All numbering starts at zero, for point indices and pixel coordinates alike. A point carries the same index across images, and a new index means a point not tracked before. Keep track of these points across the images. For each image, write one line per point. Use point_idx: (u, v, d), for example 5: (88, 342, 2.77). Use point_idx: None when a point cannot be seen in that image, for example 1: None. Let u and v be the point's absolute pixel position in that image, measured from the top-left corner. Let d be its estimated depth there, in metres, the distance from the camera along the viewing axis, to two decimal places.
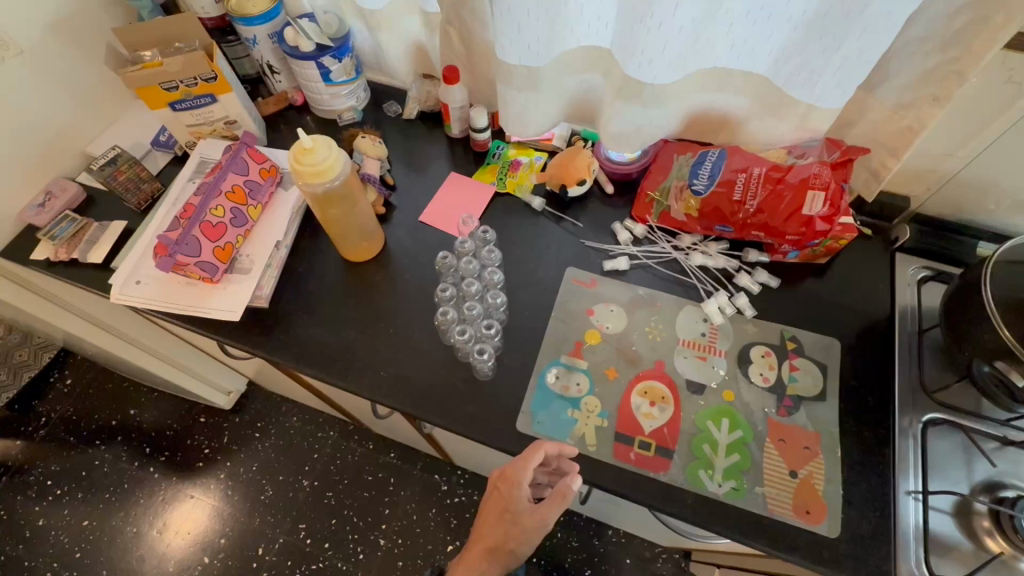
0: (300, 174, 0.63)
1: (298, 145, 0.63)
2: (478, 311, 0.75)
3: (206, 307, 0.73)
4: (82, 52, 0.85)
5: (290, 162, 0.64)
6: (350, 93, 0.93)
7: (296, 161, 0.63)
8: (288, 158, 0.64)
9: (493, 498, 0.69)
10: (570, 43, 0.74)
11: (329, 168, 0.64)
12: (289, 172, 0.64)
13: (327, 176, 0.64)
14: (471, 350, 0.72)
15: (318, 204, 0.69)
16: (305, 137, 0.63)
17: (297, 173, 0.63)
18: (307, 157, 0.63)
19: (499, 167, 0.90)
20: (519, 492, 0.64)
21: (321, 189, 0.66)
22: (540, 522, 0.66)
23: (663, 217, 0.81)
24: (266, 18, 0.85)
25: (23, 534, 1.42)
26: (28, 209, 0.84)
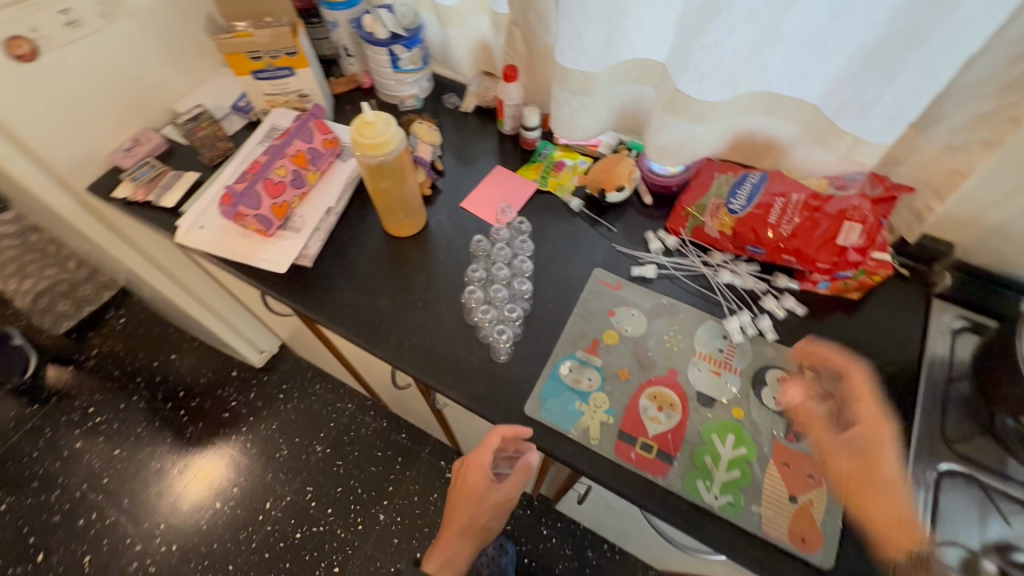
0: (358, 145, 0.68)
1: (361, 118, 0.68)
2: (503, 296, 0.78)
3: (255, 257, 0.78)
4: (184, 19, 0.95)
5: (352, 132, 0.69)
6: (414, 82, 0.99)
7: (356, 132, 0.68)
8: (350, 129, 0.68)
9: (459, 484, 0.78)
10: (627, 54, 0.77)
11: (386, 143, 0.68)
12: (349, 142, 0.69)
13: (382, 150, 0.68)
14: (490, 330, 0.76)
15: (370, 176, 0.74)
16: (368, 112, 0.67)
17: (356, 143, 0.68)
18: (366, 130, 0.67)
19: (543, 166, 0.93)
20: (482, 475, 0.73)
21: (375, 162, 0.71)
22: (507, 490, 0.75)
23: (697, 232, 0.82)
24: (348, 5, 0.93)
25: (62, 453, 1.53)
26: (116, 151, 0.94)
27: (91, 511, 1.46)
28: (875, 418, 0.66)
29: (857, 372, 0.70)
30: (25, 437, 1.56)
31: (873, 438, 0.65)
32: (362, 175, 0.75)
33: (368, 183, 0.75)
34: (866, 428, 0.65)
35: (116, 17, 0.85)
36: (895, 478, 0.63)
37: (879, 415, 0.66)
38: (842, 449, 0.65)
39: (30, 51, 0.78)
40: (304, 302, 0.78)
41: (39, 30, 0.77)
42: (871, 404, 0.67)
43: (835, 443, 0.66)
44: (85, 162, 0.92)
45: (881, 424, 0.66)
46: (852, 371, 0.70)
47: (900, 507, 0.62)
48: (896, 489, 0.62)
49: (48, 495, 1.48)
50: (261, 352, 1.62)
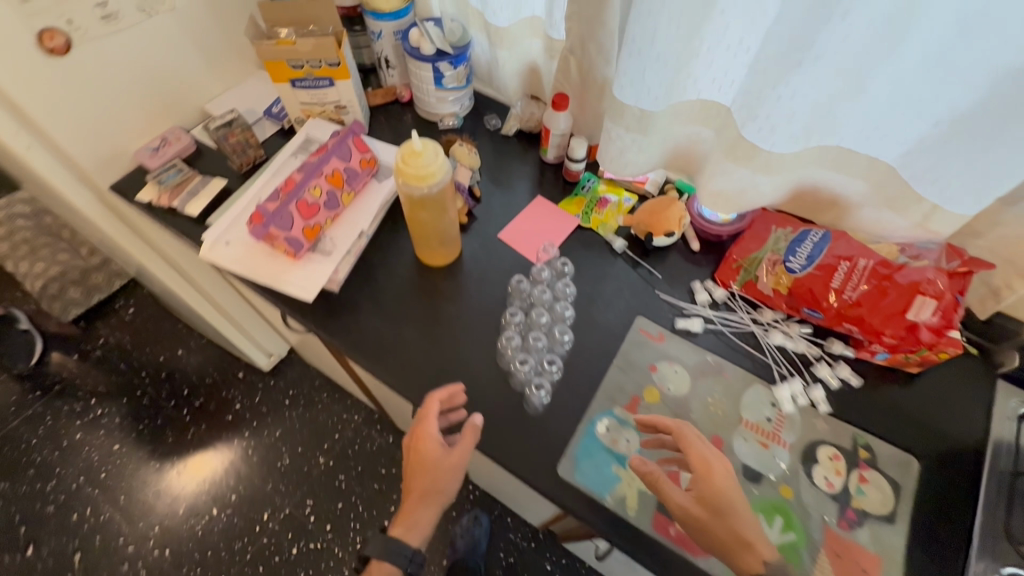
0: (402, 173, 0.63)
1: (409, 146, 0.64)
2: (540, 342, 0.73)
3: (283, 281, 0.73)
4: (223, 18, 0.91)
5: (398, 160, 0.64)
6: (455, 100, 0.95)
7: (402, 160, 0.63)
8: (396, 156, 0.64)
9: (410, 463, 0.72)
10: (690, 94, 0.73)
11: (432, 174, 0.64)
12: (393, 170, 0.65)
13: (428, 181, 0.64)
14: (526, 380, 0.71)
15: (410, 206, 0.69)
16: (417, 141, 0.63)
17: (401, 172, 0.63)
18: (412, 159, 0.63)
19: (586, 201, 0.88)
20: (432, 442, 0.69)
21: (418, 195, 0.66)
22: (461, 455, 0.68)
23: (748, 286, 0.77)
24: (396, 16, 0.89)
25: (61, 443, 1.50)
26: (143, 150, 0.90)
27: (85, 506, 1.42)
28: (707, 465, 0.61)
29: (683, 429, 0.64)
30: (25, 422, 1.53)
31: (708, 487, 0.60)
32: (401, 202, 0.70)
33: (406, 213, 0.71)
34: (702, 477, 0.60)
35: (154, 12, 0.81)
36: (736, 505, 0.59)
37: (707, 458, 0.62)
38: (686, 505, 0.59)
39: (64, 43, 0.74)
40: (330, 330, 0.74)
41: (74, 22, 0.73)
42: (699, 452, 0.62)
43: (680, 498, 0.60)
44: (111, 161, 0.88)
45: (716, 469, 0.61)
46: (680, 428, 0.64)
47: (739, 530, 0.58)
48: (737, 509, 0.59)
49: (43, 484, 1.44)
50: (269, 355, 1.57)
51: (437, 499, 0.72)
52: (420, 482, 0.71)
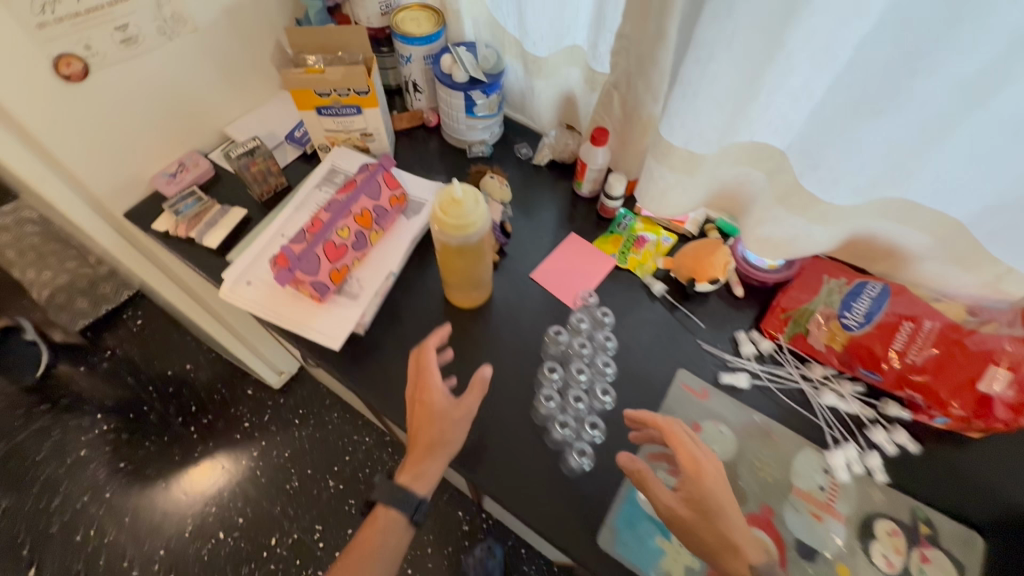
0: (439, 222, 0.60)
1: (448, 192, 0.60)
2: (581, 402, 0.70)
3: (307, 327, 0.68)
4: (246, 39, 0.87)
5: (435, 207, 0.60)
6: (486, 128, 0.90)
7: (439, 207, 0.59)
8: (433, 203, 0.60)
9: (411, 417, 0.66)
10: (743, 135, 0.68)
11: (472, 224, 0.59)
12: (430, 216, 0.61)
13: (467, 232, 0.60)
14: (567, 442, 0.67)
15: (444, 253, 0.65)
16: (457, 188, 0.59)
17: (438, 220, 0.60)
18: (451, 208, 0.59)
19: (623, 239, 0.84)
20: (437, 391, 0.65)
21: (454, 244, 0.62)
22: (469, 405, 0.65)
23: (797, 339, 0.72)
24: (427, 41, 0.85)
25: (67, 459, 1.47)
26: (160, 176, 0.87)
27: (89, 527, 1.39)
28: (696, 465, 0.59)
29: (672, 427, 0.62)
30: (31, 437, 1.50)
31: (696, 488, 0.58)
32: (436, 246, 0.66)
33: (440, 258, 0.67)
34: (692, 477, 0.59)
35: (175, 35, 0.77)
36: (725, 505, 0.57)
37: (696, 457, 0.60)
38: (673, 506, 0.58)
39: (81, 69, 0.70)
40: (355, 380, 0.70)
41: (92, 47, 0.70)
42: (688, 450, 0.60)
43: (668, 498, 0.58)
44: (126, 187, 0.84)
45: (705, 469, 0.59)
46: (668, 425, 0.62)
47: (727, 532, 0.56)
48: (727, 510, 0.57)
49: (49, 500, 1.42)
50: (279, 373, 1.54)
51: (446, 452, 0.64)
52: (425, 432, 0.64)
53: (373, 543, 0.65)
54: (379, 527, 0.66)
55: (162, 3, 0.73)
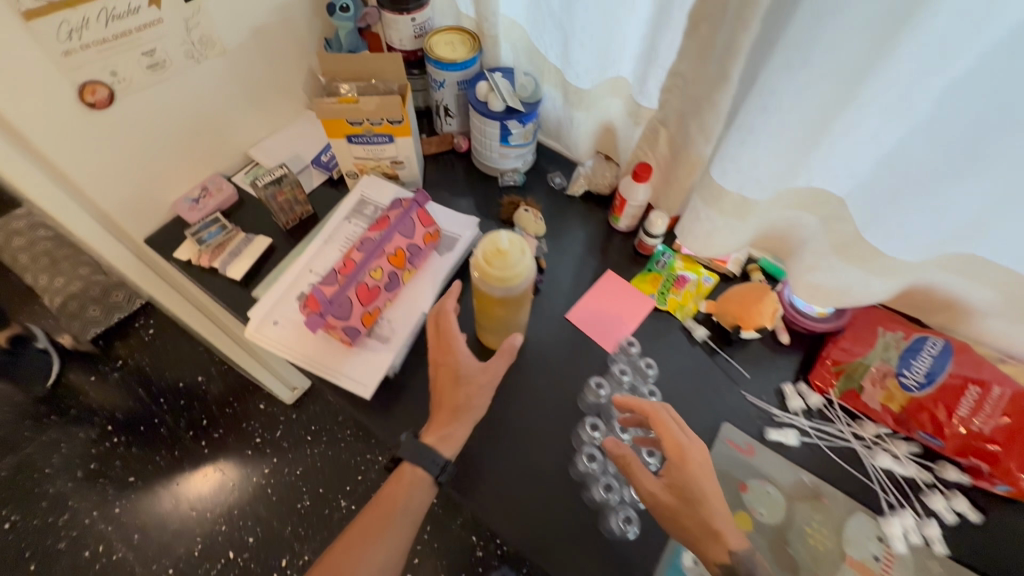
0: (483, 273, 0.56)
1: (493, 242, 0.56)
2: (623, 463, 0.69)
3: (336, 372, 0.65)
4: (273, 59, 0.84)
5: (479, 256, 0.57)
6: (520, 156, 0.87)
7: (484, 258, 0.56)
8: (477, 252, 0.57)
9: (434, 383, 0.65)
10: (801, 181, 0.65)
11: (517, 275, 0.56)
12: (473, 264, 0.58)
13: (512, 284, 0.56)
14: (611, 506, 0.65)
15: (483, 300, 0.62)
16: (503, 238, 0.56)
17: (482, 271, 0.56)
18: (497, 259, 0.56)
19: (662, 279, 0.80)
20: (462, 360, 0.63)
21: (497, 296, 0.59)
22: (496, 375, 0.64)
23: (850, 395, 0.69)
24: (463, 66, 0.81)
25: (76, 473, 1.46)
26: (183, 201, 0.84)
27: (98, 543, 1.38)
28: (680, 451, 0.59)
29: (659, 414, 0.61)
30: (41, 449, 1.49)
31: (680, 475, 0.58)
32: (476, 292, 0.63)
33: (479, 302, 0.64)
34: (676, 464, 0.58)
35: (203, 58, 0.74)
36: (708, 492, 0.57)
37: (682, 443, 0.59)
38: (656, 491, 0.59)
39: (106, 96, 0.67)
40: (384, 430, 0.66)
41: (118, 73, 0.67)
42: (673, 436, 0.59)
43: (651, 484, 0.59)
44: (147, 213, 0.82)
45: (690, 457, 0.59)
46: (656, 412, 0.61)
47: (709, 519, 0.56)
48: (709, 496, 0.57)
49: (56, 518, 1.41)
50: (292, 389, 1.51)
51: (473, 417, 0.63)
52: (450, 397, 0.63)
53: (396, 503, 0.62)
54: (403, 485, 0.62)
55: (190, 26, 0.70)
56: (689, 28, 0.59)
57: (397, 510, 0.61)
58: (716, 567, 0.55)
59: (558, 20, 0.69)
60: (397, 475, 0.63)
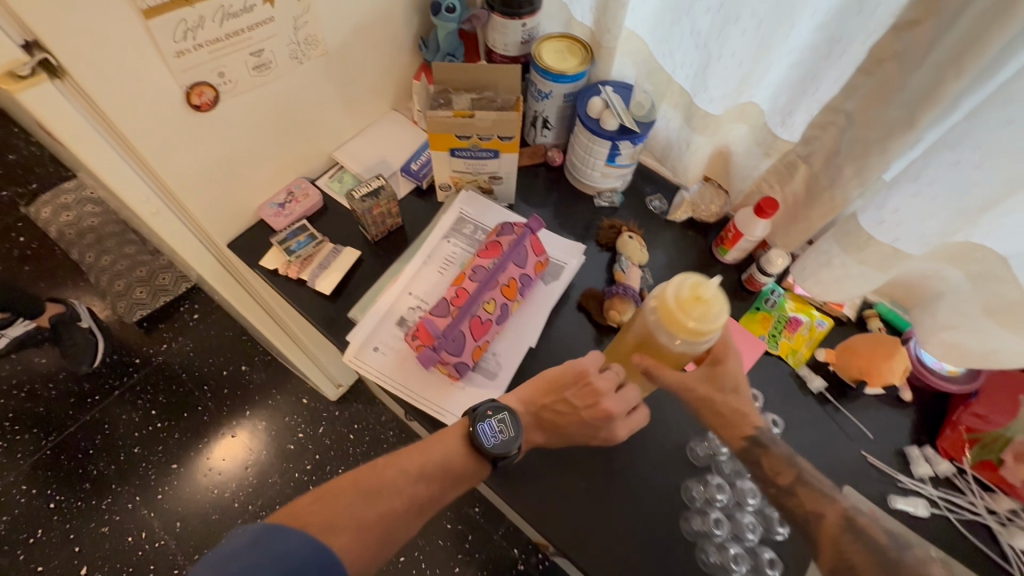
0: (676, 331, 0.51)
1: (696, 291, 0.50)
2: (753, 532, 0.63)
3: (442, 408, 0.63)
4: (369, 59, 0.79)
5: (668, 303, 0.51)
6: (621, 177, 0.81)
7: (686, 310, 0.50)
8: (672, 290, 0.51)
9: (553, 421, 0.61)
10: (960, 237, 0.58)
11: (709, 332, 0.50)
12: (662, 306, 0.52)
13: (700, 338, 0.50)
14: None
15: (642, 337, 0.58)
16: (713, 291, 0.50)
17: (675, 329, 0.50)
18: (692, 307, 0.50)
19: (773, 319, 0.75)
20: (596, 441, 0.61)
21: (673, 350, 0.55)
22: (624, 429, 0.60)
23: (985, 467, 0.64)
24: (574, 78, 0.75)
25: (118, 456, 1.42)
26: (269, 206, 0.80)
27: (141, 530, 1.35)
28: (724, 351, 0.60)
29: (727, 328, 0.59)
30: (83, 429, 1.45)
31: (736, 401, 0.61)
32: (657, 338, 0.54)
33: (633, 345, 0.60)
34: (717, 359, 0.60)
35: (306, 58, 0.70)
36: (740, 382, 0.61)
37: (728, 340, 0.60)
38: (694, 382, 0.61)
39: (212, 99, 0.63)
40: (496, 479, 0.64)
41: (225, 74, 0.62)
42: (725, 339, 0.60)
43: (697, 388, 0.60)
44: (233, 216, 0.78)
45: (732, 349, 0.60)
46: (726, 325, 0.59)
47: (743, 408, 0.60)
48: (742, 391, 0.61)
49: (99, 501, 1.37)
50: (337, 386, 1.47)
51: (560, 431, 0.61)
52: (572, 418, 0.60)
53: (457, 480, 0.58)
54: (471, 473, 0.59)
55: (299, 25, 0.65)
56: (866, 64, 0.54)
57: (443, 475, 0.57)
58: (742, 440, 0.60)
59: (702, 40, 0.63)
60: (450, 431, 0.60)
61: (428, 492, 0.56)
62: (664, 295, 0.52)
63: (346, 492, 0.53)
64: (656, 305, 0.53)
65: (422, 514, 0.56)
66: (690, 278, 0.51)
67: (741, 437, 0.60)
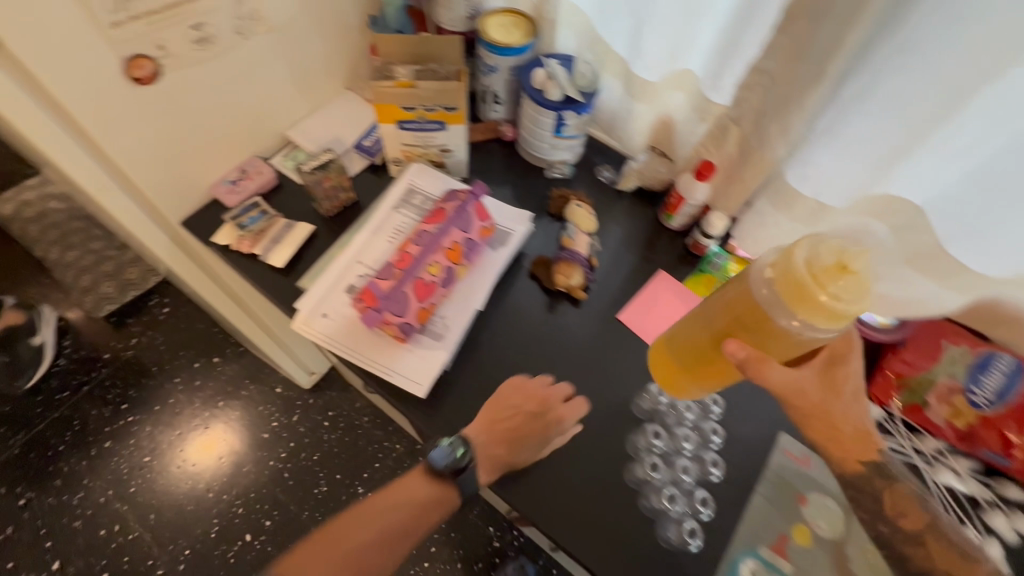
0: (803, 309, 0.45)
1: (838, 260, 0.45)
2: (687, 473, 0.66)
3: (388, 368, 0.65)
4: (318, 37, 0.79)
5: (801, 272, 0.45)
6: (570, 148, 0.83)
7: (824, 281, 0.44)
8: (806, 258, 0.46)
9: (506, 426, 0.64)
10: (879, 190, 0.61)
11: (846, 314, 0.45)
12: (790, 277, 0.46)
13: (834, 319, 0.45)
14: (671, 517, 0.63)
15: (742, 321, 0.53)
16: (861, 262, 0.44)
17: (805, 305, 0.45)
18: (829, 277, 0.44)
19: (716, 281, 0.78)
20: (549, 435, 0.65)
21: (790, 334, 0.49)
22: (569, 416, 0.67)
23: (912, 410, 0.68)
24: (519, 51, 0.77)
25: (89, 451, 1.41)
26: (221, 183, 0.81)
27: (113, 523, 1.34)
28: (842, 353, 0.56)
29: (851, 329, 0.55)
30: (52, 425, 1.43)
31: (859, 415, 0.57)
32: (775, 319, 0.49)
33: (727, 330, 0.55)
34: (836, 363, 0.56)
35: (251, 34, 0.70)
36: (857, 389, 0.57)
37: (849, 340, 0.56)
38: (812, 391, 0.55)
39: (152, 72, 0.64)
40: (441, 434, 0.66)
41: (166, 48, 0.63)
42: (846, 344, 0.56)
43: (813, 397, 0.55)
44: (185, 193, 0.78)
45: (853, 348, 0.57)
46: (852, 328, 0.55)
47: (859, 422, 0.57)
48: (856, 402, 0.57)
49: (70, 497, 1.36)
50: (310, 374, 1.47)
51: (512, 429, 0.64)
52: (517, 418, 0.65)
53: (425, 511, 0.63)
54: (437, 503, 0.64)
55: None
56: (780, 23, 0.56)
57: (409, 511, 0.63)
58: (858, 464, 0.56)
59: (636, 8, 0.66)
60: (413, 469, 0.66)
61: (399, 528, 0.62)
62: (794, 266, 0.46)
63: (315, 552, 0.59)
64: (775, 277, 0.48)
65: (396, 551, 0.61)
66: (825, 245, 0.46)
67: (859, 460, 0.57)
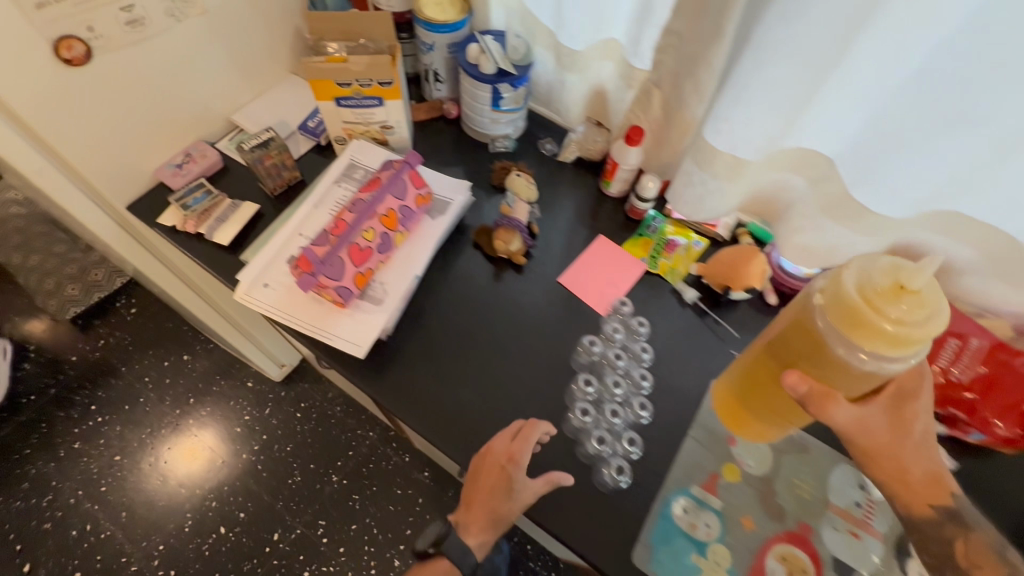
0: (860, 334, 0.45)
1: (893, 283, 0.44)
2: (617, 417, 0.68)
3: (327, 332, 0.67)
4: (256, 20, 0.81)
5: (856, 298, 0.45)
6: (510, 122, 0.86)
7: (882, 305, 0.44)
8: (862, 284, 0.45)
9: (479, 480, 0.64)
10: (790, 142, 0.64)
11: (913, 340, 0.43)
12: (847, 304, 0.45)
13: (899, 345, 0.44)
14: (603, 459, 0.66)
15: (803, 353, 0.51)
16: (920, 280, 0.43)
17: (862, 330, 0.44)
18: (887, 301, 0.44)
19: (653, 243, 0.81)
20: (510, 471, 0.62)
21: (856, 365, 0.48)
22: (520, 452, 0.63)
23: None
24: (453, 28, 0.79)
25: (57, 452, 1.40)
26: (166, 167, 0.82)
27: (85, 522, 1.34)
28: (913, 388, 0.52)
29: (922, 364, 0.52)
30: (17, 430, 1.42)
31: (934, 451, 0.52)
32: (833, 348, 0.48)
33: (786, 363, 0.54)
34: (908, 398, 0.52)
35: (184, 16, 0.72)
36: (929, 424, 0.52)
37: (919, 374, 0.52)
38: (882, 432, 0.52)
39: (82, 53, 0.65)
40: (381, 392, 0.69)
41: (95, 29, 0.64)
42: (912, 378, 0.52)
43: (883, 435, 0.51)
44: (129, 178, 0.79)
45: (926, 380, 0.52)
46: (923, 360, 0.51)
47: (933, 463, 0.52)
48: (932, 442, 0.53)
49: (39, 499, 1.35)
50: (280, 366, 1.47)
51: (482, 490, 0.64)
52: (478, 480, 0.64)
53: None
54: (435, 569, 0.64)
55: None
56: None
57: None
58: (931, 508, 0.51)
59: None
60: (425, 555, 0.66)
61: None
62: (845, 291, 0.46)
63: None
64: (829, 305, 0.47)
65: None
66: (883, 266, 0.45)
67: (932, 504, 0.51)
